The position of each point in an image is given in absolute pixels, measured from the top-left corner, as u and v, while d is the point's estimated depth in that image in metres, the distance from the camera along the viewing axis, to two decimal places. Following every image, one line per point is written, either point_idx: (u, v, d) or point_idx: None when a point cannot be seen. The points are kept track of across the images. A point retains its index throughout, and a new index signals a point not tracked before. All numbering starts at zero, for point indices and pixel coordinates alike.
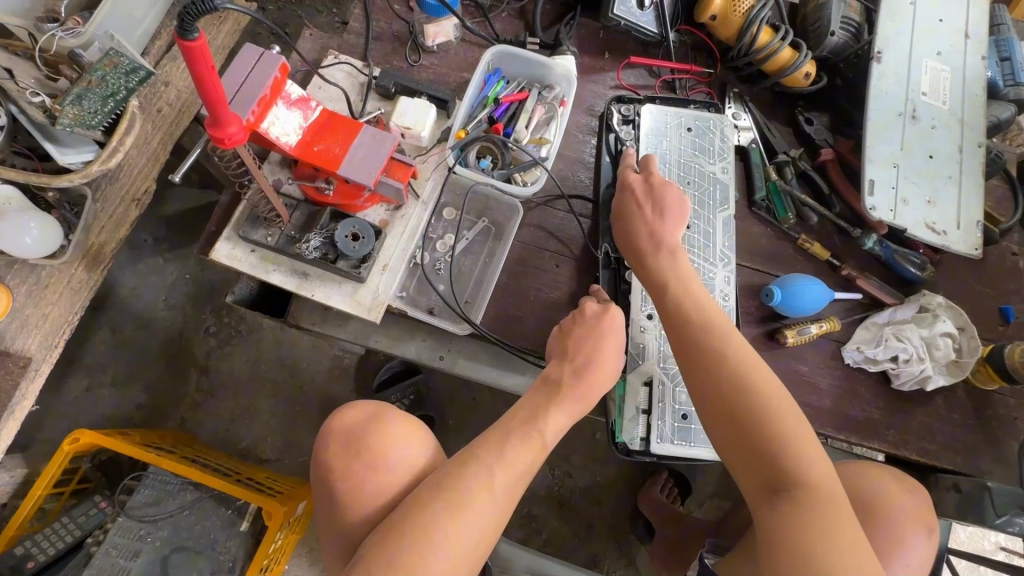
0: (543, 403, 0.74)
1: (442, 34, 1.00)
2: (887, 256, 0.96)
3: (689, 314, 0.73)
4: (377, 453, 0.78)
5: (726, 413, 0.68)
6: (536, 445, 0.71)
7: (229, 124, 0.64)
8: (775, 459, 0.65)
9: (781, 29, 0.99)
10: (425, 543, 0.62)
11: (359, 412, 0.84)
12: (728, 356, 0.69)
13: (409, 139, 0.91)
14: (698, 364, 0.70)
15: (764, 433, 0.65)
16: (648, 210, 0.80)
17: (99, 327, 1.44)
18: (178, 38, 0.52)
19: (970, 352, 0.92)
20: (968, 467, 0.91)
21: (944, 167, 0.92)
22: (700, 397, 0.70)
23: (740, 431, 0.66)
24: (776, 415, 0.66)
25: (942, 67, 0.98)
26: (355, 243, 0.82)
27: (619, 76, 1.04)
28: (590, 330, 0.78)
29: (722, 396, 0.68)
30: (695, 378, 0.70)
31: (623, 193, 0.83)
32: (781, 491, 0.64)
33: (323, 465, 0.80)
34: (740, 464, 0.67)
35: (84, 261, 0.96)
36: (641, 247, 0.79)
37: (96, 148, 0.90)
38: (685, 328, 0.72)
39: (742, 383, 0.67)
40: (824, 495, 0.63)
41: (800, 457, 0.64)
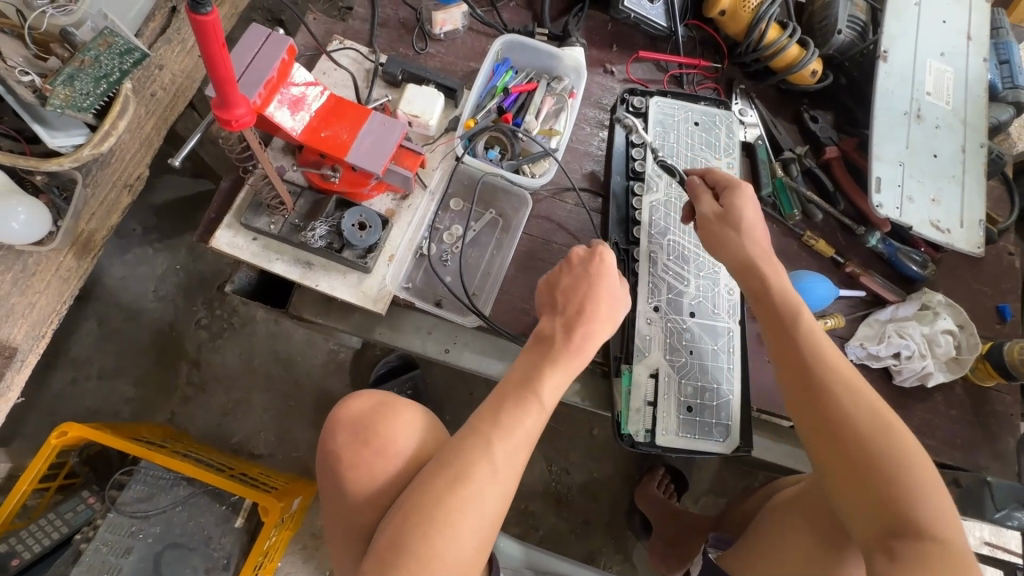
0: (536, 362, 0.72)
1: (450, 22, 0.98)
2: (890, 254, 0.97)
3: (819, 345, 0.70)
4: (385, 441, 0.76)
5: (855, 449, 0.65)
6: (534, 410, 0.69)
7: (237, 106, 0.63)
8: (905, 506, 0.62)
9: (789, 25, 0.99)
10: (435, 523, 0.61)
11: (368, 401, 0.82)
12: (861, 392, 0.67)
13: (416, 128, 0.90)
14: (831, 396, 0.67)
15: (895, 476, 0.63)
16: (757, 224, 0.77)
17: (85, 320, 1.41)
18: (189, 11, 0.51)
19: (969, 349, 0.93)
20: (967, 462, 0.92)
21: (949, 166, 0.92)
22: (826, 429, 0.67)
23: (871, 472, 0.64)
24: (911, 459, 0.63)
25: (945, 68, 0.99)
26: (361, 232, 0.81)
27: (627, 70, 1.04)
28: (579, 277, 0.77)
29: (853, 433, 0.65)
30: (826, 411, 0.67)
31: (746, 198, 0.77)
32: (904, 541, 0.61)
33: (332, 455, 0.79)
34: (861, 502, 0.64)
35: (73, 249, 0.93)
36: (762, 264, 0.75)
37: (86, 132, 0.86)
38: (811, 357, 0.70)
39: (879, 423, 0.65)
40: (956, 553, 0.60)
41: (929, 502, 0.62)
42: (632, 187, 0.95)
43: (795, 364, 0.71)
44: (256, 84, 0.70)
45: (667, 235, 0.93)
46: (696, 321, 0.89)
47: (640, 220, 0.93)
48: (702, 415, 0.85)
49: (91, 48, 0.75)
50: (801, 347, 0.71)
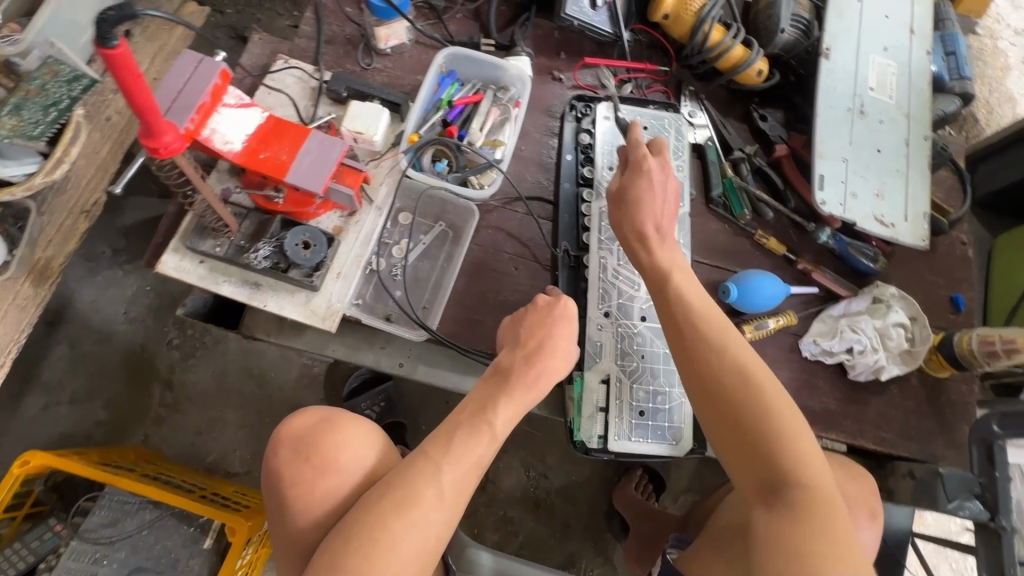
0: (493, 393, 0.73)
1: (394, 37, 0.99)
2: (841, 249, 0.98)
3: (688, 311, 0.72)
4: (326, 459, 0.78)
5: (726, 407, 0.67)
6: (486, 438, 0.70)
7: (164, 133, 0.64)
8: (773, 451, 0.64)
9: (732, 27, 1.00)
10: (376, 546, 0.63)
11: (312, 417, 0.83)
12: (727, 347, 0.70)
13: (362, 144, 0.90)
14: (700, 359, 0.70)
15: (762, 428, 0.65)
16: (663, 193, 0.78)
17: (56, 344, 1.43)
18: (97, 46, 0.51)
19: (922, 341, 0.94)
20: (922, 453, 0.93)
21: (892, 160, 0.93)
22: (700, 391, 0.70)
23: (739, 425, 0.66)
24: (776, 409, 0.66)
25: (889, 63, 1.00)
26: (306, 252, 0.81)
27: (576, 77, 1.04)
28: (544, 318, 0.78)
29: (721, 389, 0.68)
30: (698, 371, 0.70)
31: (640, 175, 0.78)
32: (778, 492, 0.63)
33: (274, 474, 0.79)
34: (736, 453, 0.67)
35: (30, 276, 1.03)
36: (640, 239, 0.78)
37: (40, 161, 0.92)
38: (681, 321, 0.72)
39: (743, 377, 0.67)
40: (824, 498, 0.62)
41: (798, 447, 0.64)
42: (581, 194, 0.95)
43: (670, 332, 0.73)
44: (187, 110, 0.70)
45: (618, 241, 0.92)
46: (647, 324, 0.89)
47: (589, 225, 0.93)
48: (655, 418, 0.86)
49: (36, 77, 0.89)
50: (676, 315, 0.73)
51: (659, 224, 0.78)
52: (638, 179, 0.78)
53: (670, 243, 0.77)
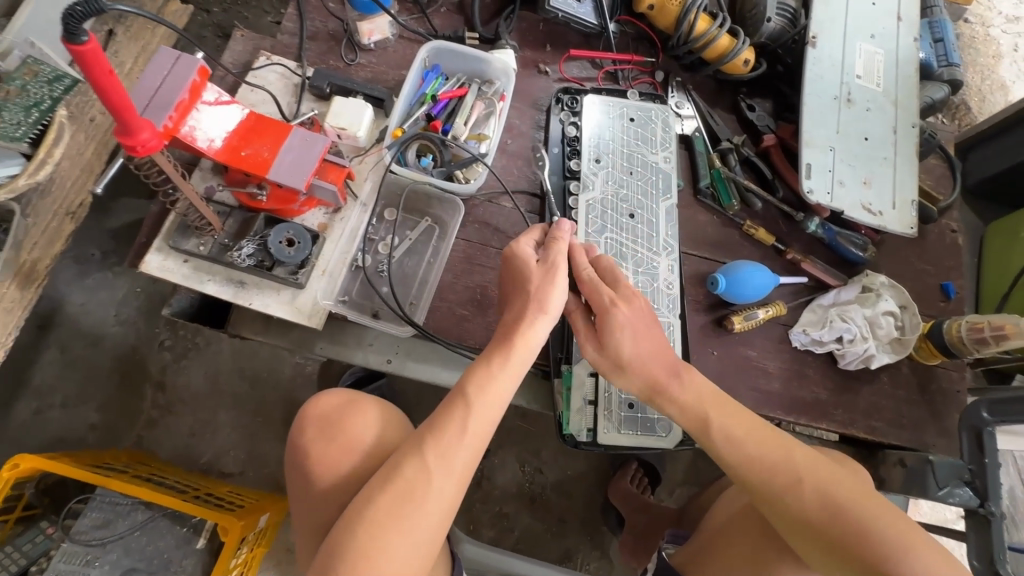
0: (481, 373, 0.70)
1: (378, 32, 0.98)
2: (830, 238, 0.98)
3: (739, 446, 0.70)
4: (348, 436, 0.79)
5: (822, 522, 0.66)
6: (461, 410, 0.69)
7: (141, 131, 0.63)
8: (891, 568, 0.61)
9: (719, 16, 0.99)
10: (359, 520, 0.64)
11: (340, 397, 0.84)
12: (791, 460, 0.70)
13: (346, 141, 0.90)
14: (775, 496, 0.68)
15: (866, 529, 0.64)
16: (646, 331, 0.73)
17: (48, 348, 1.43)
18: (66, 43, 0.50)
19: (912, 329, 0.93)
20: (914, 441, 0.93)
21: (880, 148, 0.92)
22: (789, 525, 0.68)
23: (843, 549, 0.64)
24: (865, 508, 0.65)
25: (876, 50, 0.99)
26: (290, 249, 0.81)
27: (561, 69, 1.04)
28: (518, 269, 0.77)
29: (807, 517, 0.67)
30: (778, 510, 0.69)
31: (605, 327, 0.73)
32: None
33: (300, 450, 0.81)
34: None
35: (15, 279, 1.03)
36: (658, 391, 0.73)
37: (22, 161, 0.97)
38: (744, 471, 0.70)
39: (820, 486, 0.67)
40: None
41: (907, 550, 0.62)
42: (568, 186, 0.95)
43: (728, 469, 0.71)
44: (164, 107, 0.69)
45: (604, 233, 0.93)
46: None
47: (576, 218, 0.93)
48: (644, 411, 0.85)
49: (16, 78, 0.95)
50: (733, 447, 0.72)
51: (665, 367, 0.73)
52: (614, 336, 0.72)
53: (682, 369, 0.74)
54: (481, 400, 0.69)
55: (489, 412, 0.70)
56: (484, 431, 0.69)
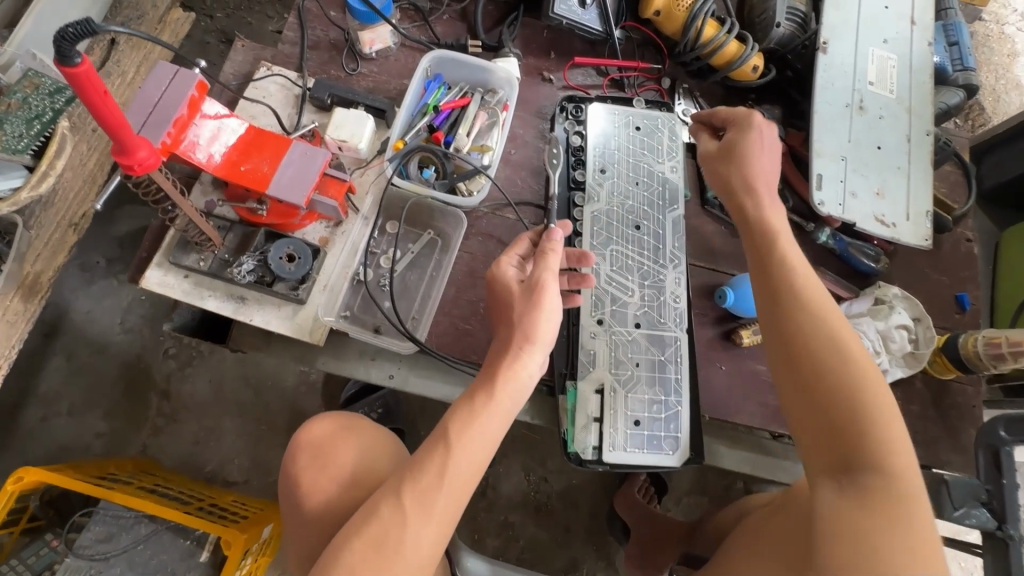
0: (468, 410, 0.70)
1: (379, 41, 0.97)
2: (841, 249, 0.95)
3: (786, 275, 0.71)
4: (336, 467, 0.80)
5: (819, 388, 0.65)
6: (439, 454, 0.68)
7: (138, 149, 0.62)
8: (861, 429, 0.62)
9: (726, 22, 0.97)
10: (336, 564, 0.64)
11: (329, 424, 0.86)
12: (829, 315, 0.68)
13: (347, 152, 0.89)
14: (795, 328, 0.68)
15: (854, 414, 0.62)
16: (764, 155, 0.82)
17: (54, 355, 1.43)
18: (59, 65, 0.49)
19: (926, 343, 0.91)
20: (928, 458, 0.90)
21: (893, 158, 0.90)
22: (789, 364, 0.68)
23: (824, 411, 0.64)
24: (872, 394, 0.63)
25: (888, 55, 0.96)
26: (291, 264, 0.81)
27: (566, 77, 1.02)
28: (507, 293, 0.76)
29: (810, 361, 0.66)
30: (792, 342, 0.68)
31: (746, 133, 0.82)
32: (852, 474, 0.61)
33: (292, 477, 0.82)
34: (813, 439, 0.64)
35: (19, 291, 1.02)
36: (750, 193, 0.80)
37: (26, 173, 0.97)
38: (785, 292, 0.71)
39: (839, 355, 0.65)
40: (900, 489, 0.59)
41: (881, 425, 0.62)
42: (573, 198, 0.93)
43: (763, 286, 0.73)
44: (162, 123, 0.68)
45: (610, 245, 0.91)
46: (641, 332, 0.87)
47: (582, 230, 0.92)
48: (651, 428, 0.84)
49: (18, 90, 0.94)
50: (776, 277, 0.72)
51: (766, 185, 0.81)
52: (754, 140, 0.81)
53: (762, 202, 0.80)
54: (463, 442, 0.68)
55: (474, 453, 0.69)
56: (464, 477, 0.69)
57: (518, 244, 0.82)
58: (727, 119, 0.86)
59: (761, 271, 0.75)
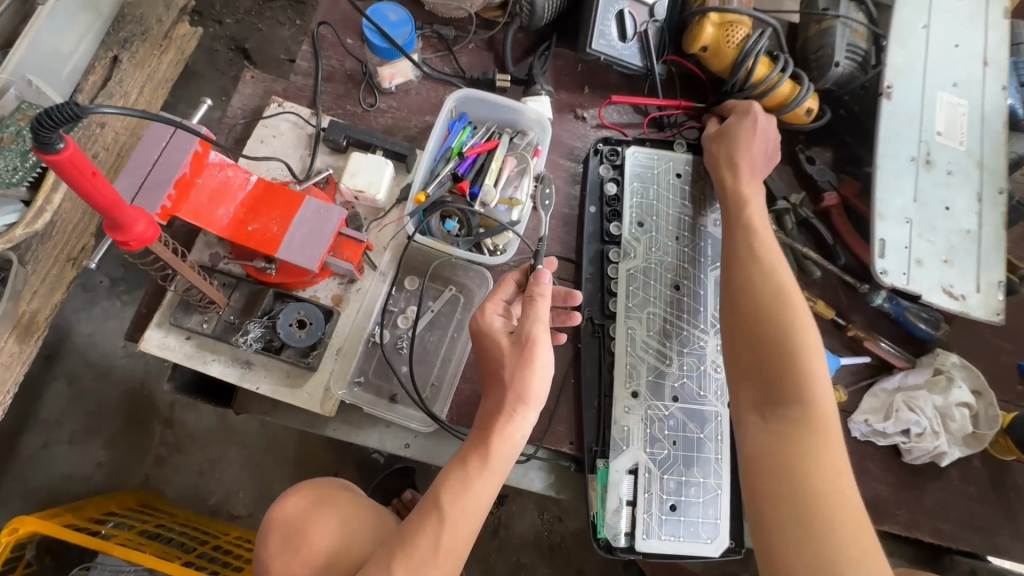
0: (461, 475, 0.62)
1: (399, 75, 0.88)
2: (898, 314, 0.87)
3: (749, 232, 0.75)
4: (312, 548, 0.73)
5: (753, 327, 0.68)
6: (432, 527, 0.60)
7: (135, 224, 0.55)
8: (791, 367, 0.63)
9: (780, 59, 0.89)
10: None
11: (303, 500, 0.79)
12: (778, 267, 0.71)
13: (363, 201, 0.82)
14: (742, 275, 0.72)
15: (780, 357, 0.64)
16: (760, 141, 0.82)
17: (55, 380, 1.39)
18: (38, 152, 0.42)
19: (988, 422, 0.84)
20: (985, 547, 0.83)
21: (962, 219, 0.82)
22: (735, 308, 0.71)
23: (759, 347, 0.66)
24: (803, 338, 0.65)
25: (958, 101, 0.87)
26: (301, 331, 0.74)
27: (600, 115, 0.94)
28: (495, 348, 0.67)
29: (754, 303, 0.69)
30: (738, 290, 0.71)
31: (745, 117, 0.83)
32: (776, 409, 0.63)
33: (264, 565, 0.75)
34: (744, 374, 0.67)
35: (14, 333, 0.97)
36: (732, 164, 0.82)
37: (20, 207, 0.92)
38: (740, 246, 0.75)
39: (778, 300, 0.68)
40: (820, 423, 0.61)
41: (810, 363, 0.64)
42: (607, 253, 0.86)
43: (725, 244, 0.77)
44: (162, 185, 0.62)
45: (646, 307, 0.84)
46: (679, 406, 0.80)
47: (616, 289, 0.85)
48: (687, 513, 0.77)
49: (12, 124, 0.88)
50: (734, 239, 0.76)
51: (751, 163, 0.82)
52: (748, 118, 0.82)
53: (742, 178, 0.81)
54: (455, 511, 0.60)
55: (467, 523, 0.61)
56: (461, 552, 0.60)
57: (502, 288, 0.72)
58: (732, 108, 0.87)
59: (726, 231, 0.78)
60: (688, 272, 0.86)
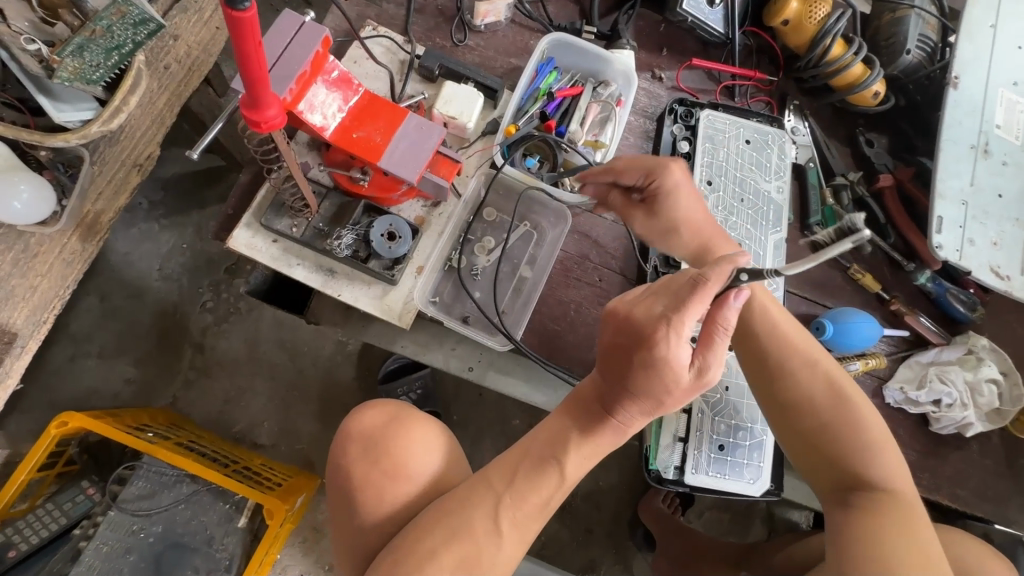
0: (574, 441, 0.67)
1: (493, 13, 0.90)
2: (939, 293, 0.93)
3: (783, 323, 0.74)
4: (394, 462, 0.77)
5: (813, 424, 0.72)
6: (551, 484, 0.67)
7: (268, 107, 0.57)
8: (861, 458, 0.70)
9: (855, 41, 0.92)
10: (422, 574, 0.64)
11: (381, 413, 0.82)
12: (818, 357, 0.74)
13: (452, 129, 0.84)
14: (786, 374, 0.73)
15: (849, 448, 0.70)
16: (688, 196, 0.76)
17: (88, 295, 1.38)
18: (225, 6, 0.44)
19: (1011, 400, 0.90)
20: (998, 515, 0.89)
21: (1012, 208, 0.87)
22: (785, 405, 0.73)
23: (824, 442, 0.72)
24: (866, 427, 0.70)
25: (1017, 99, 0.92)
26: (390, 243, 0.76)
27: (677, 78, 0.97)
28: (656, 368, 0.57)
29: (807, 400, 0.72)
30: (784, 390, 0.73)
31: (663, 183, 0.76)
32: (857, 495, 0.69)
33: (342, 466, 0.80)
34: (820, 464, 0.72)
35: (78, 230, 0.93)
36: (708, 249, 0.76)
37: (95, 106, 0.78)
38: (776, 339, 0.74)
39: (833, 395, 0.72)
40: (902, 499, 0.68)
41: (877, 450, 0.70)
42: None
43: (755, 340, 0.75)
44: (286, 79, 0.63)
45: None
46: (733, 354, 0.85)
47: None
48: (734, 454, 0.82)
49: (100, 14, 0.67)
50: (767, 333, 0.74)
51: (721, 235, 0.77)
52: (659, 180, 0.76)
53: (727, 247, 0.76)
54: (575, 469, 0.68)
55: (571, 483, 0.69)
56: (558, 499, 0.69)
57: (699, 305, 0.55)
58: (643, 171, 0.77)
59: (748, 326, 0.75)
60: (741, 232, 0.89)
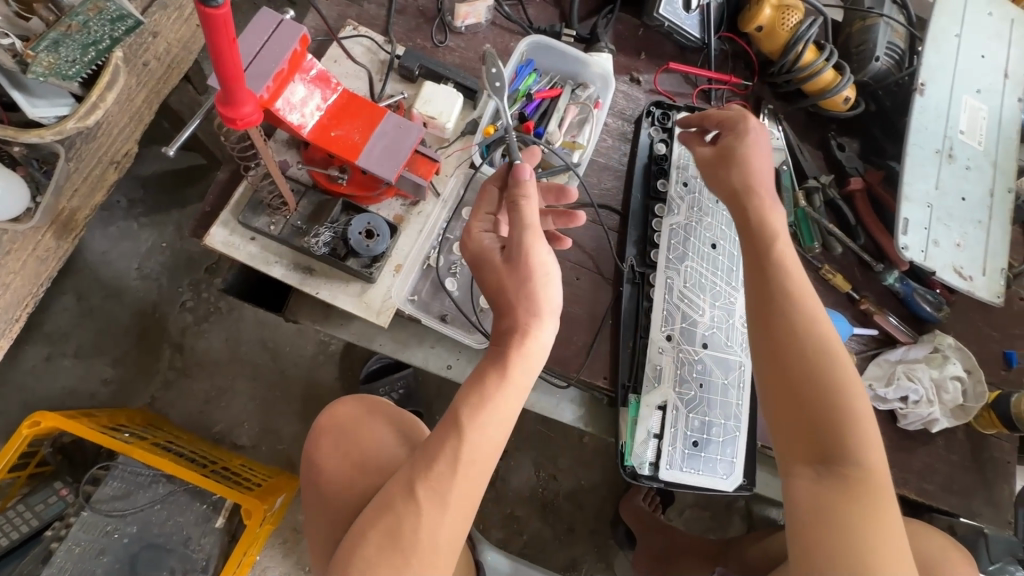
0: (479, 396, 0.61)
1: (473, 15, 0.91)
2: (906, 293, 0.96)
3: (790, 273, 0.69)
4: (364, 451, 0.78)
5: (800, 382, 0.65)
6: (453, 442, 0.60)
7: (242, 103, 0.57)
8: (843, 427, 0.63)
9: (826, 48, 0.95)
10: (348, 558, 0.58)
11: (352, 408, 0.84)
12: (819, 315, 0.67)
13: (431, 130, 0.85)
14: (785, 321, 0.67)
15: (835, 415, 0.63)
16: (760, 155, 0.75)
17: (63, 293, 1.36)
18: (198, 2, 0.44)
19: (975, 397, 0.93)
20: (963, 509, 0.92)
21: (975, 211, 0.90)
22: (774, 356, 0.66)
23: (806, 404, 0.64)
24: (858, 399, 0.63)
25: (980, 106, 0.96)
26: (368, 241, 0.76)
27: (654, 81, 0.99)
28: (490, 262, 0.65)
29: (798, 354, 0.65)
30: (777, 339, 0.66)
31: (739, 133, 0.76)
32: (831, 467, 0.62)
33: (314, 463, 0.80)
34: (792, 429, 0.65)
35: (52, 228, 0.91)
36: (750, 192, 0.74)
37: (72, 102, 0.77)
38: (781, 285, 0.68)
39: (828, 357, 0.65)
40: (875, 484, 0.61)
41: (861, 425, 0.63)
42: (652, 208, 0.91)
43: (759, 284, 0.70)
44: (264, 77, 0.63)
45: (686, 260, 0.89)
46: (708, 352, 0.86)
47: (658, 241, 0.90)
48: (707, 449, 0.84)
49: (77, 10, 0.65)
50: (771, 278, 0.69)
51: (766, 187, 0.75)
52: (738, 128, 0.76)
53: (767, 203, 0.74)
54: (479, 427, 0.60)
55: (485, 444, 0.60)
56: (482, 464, 0.61)
57: (483, 200, 0.72)
58: (721, 121, 0.80)
59: (757, 268, 0.71)
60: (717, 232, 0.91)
